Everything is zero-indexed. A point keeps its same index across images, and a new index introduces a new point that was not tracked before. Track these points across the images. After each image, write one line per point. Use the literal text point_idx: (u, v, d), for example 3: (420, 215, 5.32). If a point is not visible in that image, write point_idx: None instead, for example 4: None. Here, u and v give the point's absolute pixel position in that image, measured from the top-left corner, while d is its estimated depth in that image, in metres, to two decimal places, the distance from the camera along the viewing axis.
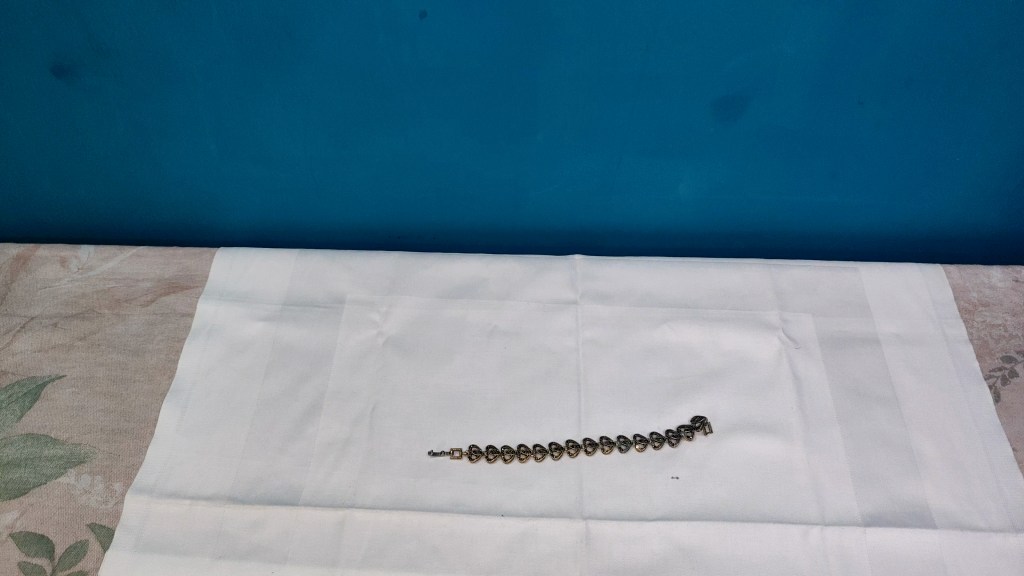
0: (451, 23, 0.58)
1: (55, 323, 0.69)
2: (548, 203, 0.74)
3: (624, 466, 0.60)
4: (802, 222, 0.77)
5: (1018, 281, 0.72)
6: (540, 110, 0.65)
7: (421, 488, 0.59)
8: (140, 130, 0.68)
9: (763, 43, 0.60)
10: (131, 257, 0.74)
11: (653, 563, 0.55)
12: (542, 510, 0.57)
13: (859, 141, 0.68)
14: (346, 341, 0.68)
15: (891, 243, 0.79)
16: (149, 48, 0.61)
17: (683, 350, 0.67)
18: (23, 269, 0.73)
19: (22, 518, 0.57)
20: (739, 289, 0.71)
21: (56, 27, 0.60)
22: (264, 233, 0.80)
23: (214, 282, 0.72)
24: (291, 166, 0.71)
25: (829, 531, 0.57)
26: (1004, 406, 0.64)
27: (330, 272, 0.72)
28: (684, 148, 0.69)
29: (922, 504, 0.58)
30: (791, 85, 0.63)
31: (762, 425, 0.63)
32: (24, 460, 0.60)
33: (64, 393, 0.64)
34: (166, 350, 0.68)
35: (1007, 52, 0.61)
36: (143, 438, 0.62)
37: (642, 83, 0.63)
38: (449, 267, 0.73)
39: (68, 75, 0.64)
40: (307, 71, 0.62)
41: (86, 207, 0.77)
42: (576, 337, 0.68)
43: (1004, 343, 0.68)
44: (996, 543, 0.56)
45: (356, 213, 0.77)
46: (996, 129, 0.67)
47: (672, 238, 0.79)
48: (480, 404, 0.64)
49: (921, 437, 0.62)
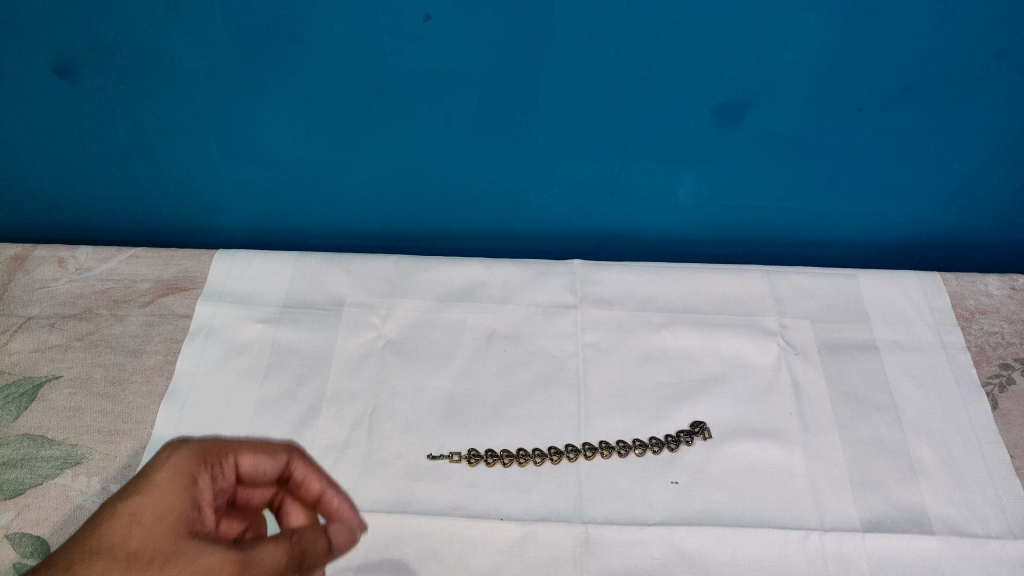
0: (455, 26, 0.58)
1: (53, 323, 0.69)
2: (549, 207, 0.75)
3: (624, 470, 0.60)
4: (800, 228, 0.77)
5: (1014, 289, 0.73)
6: (542, 114, 0.65)
7: (421, 491, 0.59)
8: (142, 130, 0.68)
9: (764, 50, 0.60)
10: (130, 258, 0.74)
11: (653, 567, 0.55)
12: (542, 514, 0.57)
13: (859, 148, 0.69)
14: (345, 344, 0.68)
15: (889, 250, 0.80)
16: (151, 49, 0.61)
17: (683, 356, 0.68)
18: (20, 268, 0.73)
19: (18, 519, 0.57)
20: (738, 295, 0.71)
21: (58, 26, 0.60)
22: (263, 234, 0.79)
23: (213, 284, 0.72)
24: (292, 167, 0.71)
25: (828, 537, 0.57)
26: (1001, 413, 0.64)
27: (330, 274, 0.72)
28: (684, 154, 0.69)
29: (922, 511, 0.58)
30: (792, 93, 0.64)
31: (762, 430, 0.63)
32: (21, 460, 0.60)
33: (61, 395, 0.64)
34: (164, 351, 0.67)
35: (1006, 61, 0.61)
36: (141, 439, 0.61)
37: (644, 88, 0.63)
38: (449, 270, 0.73)
39: (70, 74, 0.64)
40: (310, 72, 0.62)
41: (84, 208, 0.77)
42: (576, 341, 0.68)
43: (1002, 351, 0.68)
44: (994, 549, 0.56)
45: (356, 216, 0.77)
46: (996, 138, 0.68)
47: (671, 243, 0.79)
48: (480, 407, 0.64)
49: (920, 443, 0.63)
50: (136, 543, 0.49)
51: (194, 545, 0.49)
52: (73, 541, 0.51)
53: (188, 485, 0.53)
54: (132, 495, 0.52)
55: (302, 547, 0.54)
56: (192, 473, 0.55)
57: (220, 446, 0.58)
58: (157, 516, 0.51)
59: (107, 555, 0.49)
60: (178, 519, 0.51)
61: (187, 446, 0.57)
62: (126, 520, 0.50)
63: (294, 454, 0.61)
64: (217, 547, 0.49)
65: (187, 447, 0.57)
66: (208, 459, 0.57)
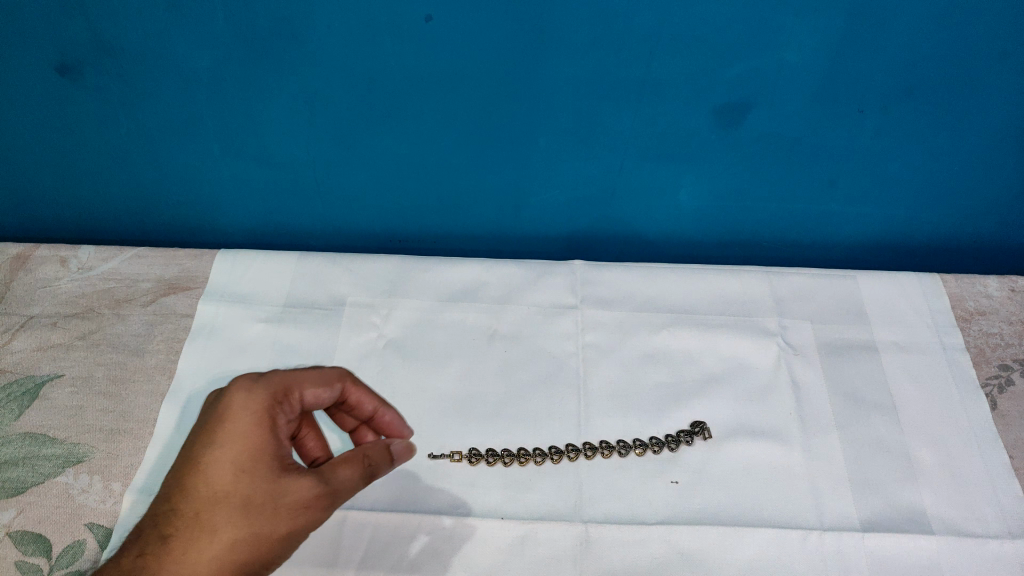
0: (457, 27, 0.59)
1: (55, 322, 0.69)
2: (550, 208, 0.75)
3: (624, 470, 0.60)
4: (800, 229, 0.77)
5: (1013, 290, 0.73)
6: (543, 115, 0.66)
7: (421, 490, 0.59)
8: (144, 130, 0.69)
9: (764, 51, 0.60)
10: (131, 257, 0.74)
11: (652, 567, 0.55)
12: (542, 513, 0.58)
13: (858, 149, 0.69)
14: (346, 343, 0.68)
15: (889, 251, 0.80)
16: (155, 48, 0.62)
17: (683, 356, 0.68)
18: (22, 268, 0.73)
19: (20, 517, 0.57)
20: (738, 296, 0.72)
21: (61, 26, 0.60)
22: (265, 234, 0.80)
23: (215, 283, 0.72)
24: (294, 167, 0.71)
25: (828, 536, 0.57)
26: (1001, 414, 0.64)
27: (331, 274, 0.72)
28: (684, 155, 0.69)
29: (921, 511, 0.59)
30: (792, 94, 0.64)
31: (761, 430, 0.63)
32: (23, 458, 0.60)
33: (63, 393, 0.64)
34: (166, 350, 0.68)
35: (1005, 63, 0.61)
36: (142, 438, 0.62)
37: (645, 89, 0.63)
38: (450, 270, 0.73)
39: (73, 74, 0.64)
40: (311, 73, 0.63)
41: (86, 207, 0.77)
42: (576, 341, 0.68)
43: (1001, 352, 0.68)
44: (993, 549, 0.56)
45: (357, 217, 0.77)
46: (995, 140, 0.68)
47: (671, 244, 0.80)
48: (480, 407, 0.64)
49: (919, 444, 0.63)
50: (246, 490, 0.50)
51: (295, 480, 0.51)
52: (176, 492, 0.50)
53: (268, 429, 0.52)
54: (219, 440, 0.51)
55: (373, 463, 0.54)
56: (272, 412, 0.53)
57: (287, 380, 0.55)
58: (250, 459, 0.51)
59: (223, 504, 0.50)
60: (272, 461, 0.51)
61: (260, 384, 0.53)
62: (224, 469, 0.50)
63: (348, 380, 0.59)
64: (313, 481, 0.52)
65: (257, 387, 0.53)
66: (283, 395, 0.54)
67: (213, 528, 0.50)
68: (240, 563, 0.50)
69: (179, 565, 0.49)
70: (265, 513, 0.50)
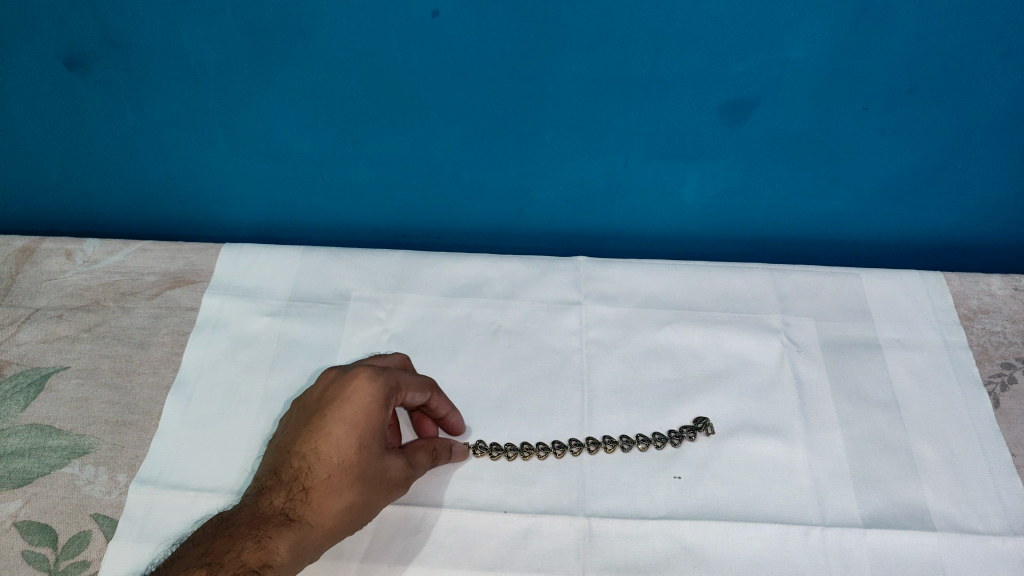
0: (463, 22, 0.59)
1: (61, 314, 0.70)
2: (555, 204, 0.75)
3: (627, 465, 0.60)
4: (804, 226, 0.77)
5: (1017, 289, 0.73)
6: (550, 111, 0.66)
7: (425, 483, 0.59)
8: (151, 124, 0.69)
9: (770, 48, 0.60)
10: (137, 251, 0.75)
11: (654, 561, 0.55)
12: (544, 508, 0.58)
13: (862, 147, 0.69)
14: (351, 337, 0.68)
15: (893, 250, 0.80)
16: (162, 42, 0.62)
17: (686, 353, 0.68)
18: (28, 260, 0.74)
19: (26, 507, 0.57)
20: (742, 293, 0.72)
21: (69, 19, 0.60)
22: (270, 229, 0.80)
23: (220, 277, 0.72)
24: (301, 162, 0.72)
25: (829, 532, 0.57)
26: (1003, 412, 0.65)
27: (335, 269, 0.73)
28: (690, 151, 0.69)
29: (922, 507, 0.59)
30: (798, 91, 0.64)
31: (764, 426, 0.63)
32: (28, 449, 0.60)
33: (69, 385, 0.65)
34: (171, 343, 0.68)
35: (1009, 61, 0.61)
36: (147, 430, 0.62)
37: (651, 85, 0.63)
38: (454, 266, 0.73)
39: (80, 67, 0.64)
40: (318, 66, 0.63)
41: (92, 201, 0.78)
42: (579, 337, 0.68)
43: (1004, 350, 0.68)
44: (995, 546, 0.57)
45: (363, 211, 0.77)
46: (999, 139, 0.68)
47: (675, 241, 0.80)
48: (484, 402, 0.65)
49: (921, 441, 0.63)
50: (365, 466, 0.53)
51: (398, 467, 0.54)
52: (311, 454, 0.53)
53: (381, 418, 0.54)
54: (350, 415, 0.53)
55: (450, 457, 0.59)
56: (388, 399, 0.55)
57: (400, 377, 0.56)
58: (370, 435, 0.53)
59: (348, 472, 0.52)
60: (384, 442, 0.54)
61: (383, 374, 0.55)
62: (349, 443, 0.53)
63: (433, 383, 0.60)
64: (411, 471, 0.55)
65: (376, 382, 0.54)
66: (397, 389, 0.56)
67: (338, 491, 0.52)
68: (351, 523, 0.53)
69: (310, 517, 0.51)
70: (377, 485, 0.53)
